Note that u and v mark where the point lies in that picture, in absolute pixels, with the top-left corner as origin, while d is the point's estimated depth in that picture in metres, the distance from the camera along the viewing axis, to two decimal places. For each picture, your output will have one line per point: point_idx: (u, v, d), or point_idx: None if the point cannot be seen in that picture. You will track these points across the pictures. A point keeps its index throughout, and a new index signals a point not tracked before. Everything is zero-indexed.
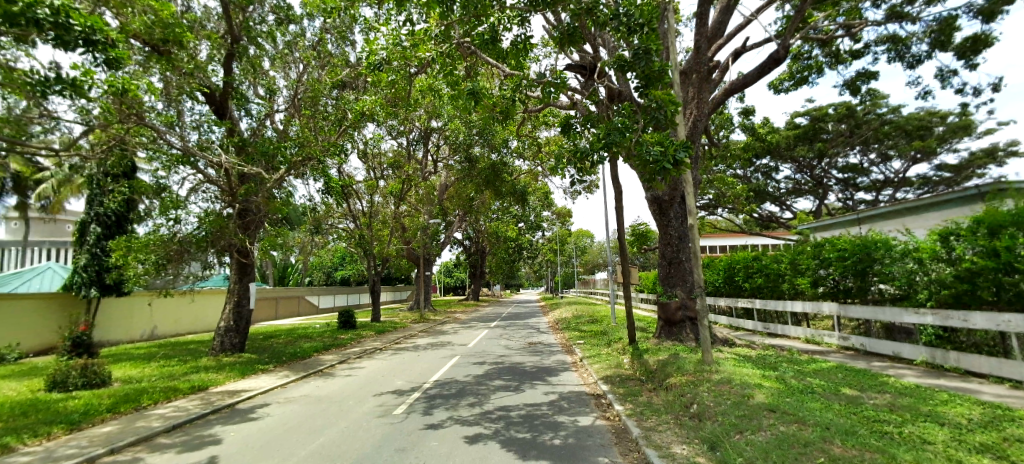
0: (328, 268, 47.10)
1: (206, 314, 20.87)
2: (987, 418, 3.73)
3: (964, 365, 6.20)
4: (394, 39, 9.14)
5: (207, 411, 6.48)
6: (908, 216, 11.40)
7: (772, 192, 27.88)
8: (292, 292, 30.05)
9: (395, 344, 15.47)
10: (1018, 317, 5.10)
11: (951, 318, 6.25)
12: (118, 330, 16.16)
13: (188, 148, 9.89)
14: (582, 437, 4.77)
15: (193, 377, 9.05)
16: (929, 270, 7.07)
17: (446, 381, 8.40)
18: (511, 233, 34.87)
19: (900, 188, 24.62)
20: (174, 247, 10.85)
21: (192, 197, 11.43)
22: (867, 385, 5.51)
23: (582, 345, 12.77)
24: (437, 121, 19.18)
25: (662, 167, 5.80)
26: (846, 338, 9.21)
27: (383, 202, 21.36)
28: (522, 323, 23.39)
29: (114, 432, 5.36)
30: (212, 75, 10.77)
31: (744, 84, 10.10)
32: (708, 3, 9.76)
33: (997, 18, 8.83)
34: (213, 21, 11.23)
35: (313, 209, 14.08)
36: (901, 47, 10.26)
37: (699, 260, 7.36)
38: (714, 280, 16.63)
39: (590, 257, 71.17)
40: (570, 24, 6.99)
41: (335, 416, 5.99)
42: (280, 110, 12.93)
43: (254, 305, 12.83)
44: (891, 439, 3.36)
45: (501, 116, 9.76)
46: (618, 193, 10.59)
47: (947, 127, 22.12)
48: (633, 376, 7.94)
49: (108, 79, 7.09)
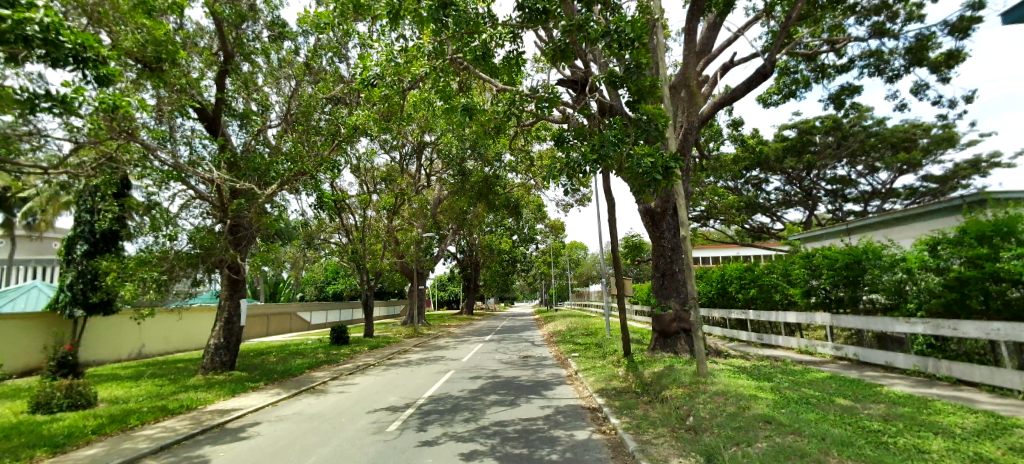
0: (320, 282, 46.96)
1: (196, 331, 20.54)
2: (981, 427, 3.75)
3: (955, 373, 6.25)
4: (387, 55, 9.37)
5: (196, 431, 6.34)
6: (897, 226, 11.61)
7: (763, 203, 28.22)
8: (283, 308, 29.65)
9: (388, 359, 15.27)
10: (1007, 326, 5.16)
11: (941, 327, 6.33)
12: (104, 349, 15.79)
13: (180, 164, 9.84)
14: (579, 452, 4.72)
15: (182, 396, 8.84)
16: (918, 280, 7.14)
17: (441, 397, 8.30)
18: (504, 245, 34.85)
19: (887, 199, 25.02)
20: (164, 263, 10.68)
21: (183, 213, 11.33)
22: (861, 395, 5.53)
23: (578, 358, 12.72)
24: (430, 136, 19.31)
25: (655, 177, 5.88)
26: (839, 348, 9.28)
27: (376, 216, 21.36)
28: (516, 337, 23.22)
29: (99, 454, 5.25)
30: (206, 90, 10.84)
31: (732, 98, 10.28)
32: (696, 19, 10.00)
33: (971, 34, 9.13)
34: (206, 37, 11.30)
35: (305, 224, 13.99)
36: (883, 63, 10.55)
37: (692, 272, 7.27)
38: (708, 292, 16.71)
39: (584, 269, 71.60)
40: (562, 41, 7.10)
41: (327, 435, 5.89)
42: (273, 125, 12.95)
43: (244, 322, 12.66)
44: (888, 448, 3.38)
45: (495, 130, 9.87)
46: (611, 205, 10.68)
47: (931, 139, 22.60)
48: (628, 389, 7.89)
49: (98, 97, 7.08)
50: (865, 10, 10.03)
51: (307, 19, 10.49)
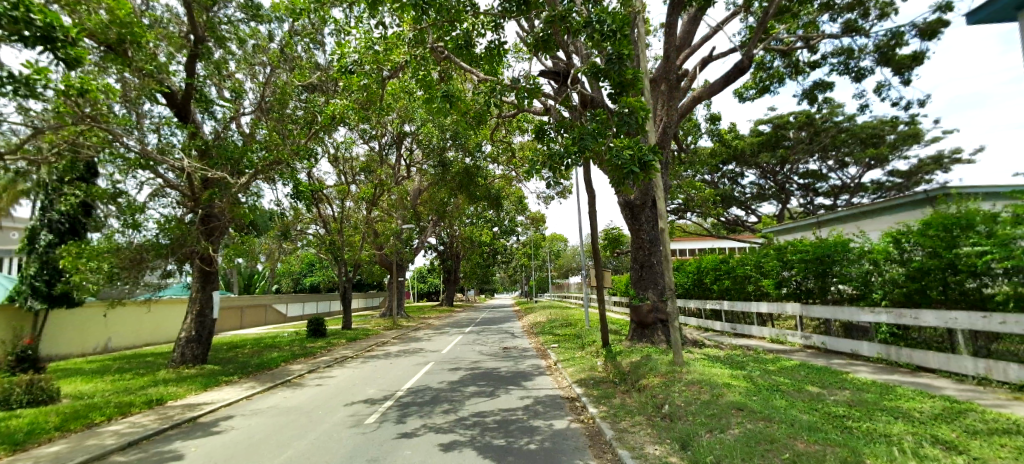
0: (297, 274, 46.22)
1: (166, 324, 19.97)
2: (937, 411, 3.95)
3: (915, 360, 6.56)
4: (367, 42, 9.12)
5: (166, 426, 6.19)
6: (864, 219, 11.98)
7: (738, 197, 28.78)
8: (258, 300, 29.00)
9: (366, 352, 15.14)
10: (964, 315, 5.45)
11: (903, 316, 6.62)
12: (70, 342, 15.29)
13: (147, 152, 9.49)
14: (557, 440, 4.79)
15: (150, 391, 8.59)
16: (883, 271, 7.40)
17: (420, 389, 8.28)
18: (485, 237, 34.79)
19: (855, 193, 25.86)
20: (131, 254, 10.26)
21: (152, 202, 10.94)
22: (829, 382, 5.75)
23: (557, 349, 12.85)
24: (410, 126, 19.00)
25: (633, 169, 5.91)
26: (808, 337, 9.61)
27: (355, 207, 20.97)
28: (495, 328, 23.19)
29: (63, 451, 5.08)
30: (175, 75, 10.46)
31: (710, 93, 10.43)
32: (676, 13, 10.06)
33: (936, 37, 9.46)
34: (175, 22, 10.89)
35: (280, 215, 13.65)
36: (854, 60, 10.82)
37: (669, 263, 7.29)
38: (684, 283, 17.02)
39: (565, 261, 72.16)
40: (544, 31, 7.04)
41: (304, 427, 5.84)
42: (247, 113, 12.55)
43: (217, 315, 12.35)
44: (851, 432, 3.53)
45: (476, 121, 9.81)
46: (592, 199, 10.76)
47: (897, 136, 23.33)
48: (606, 379, 8.03)
49: (64, 80, 6.83)
50: (839, 7, 10.26)
51: (283, 4, 10.18)
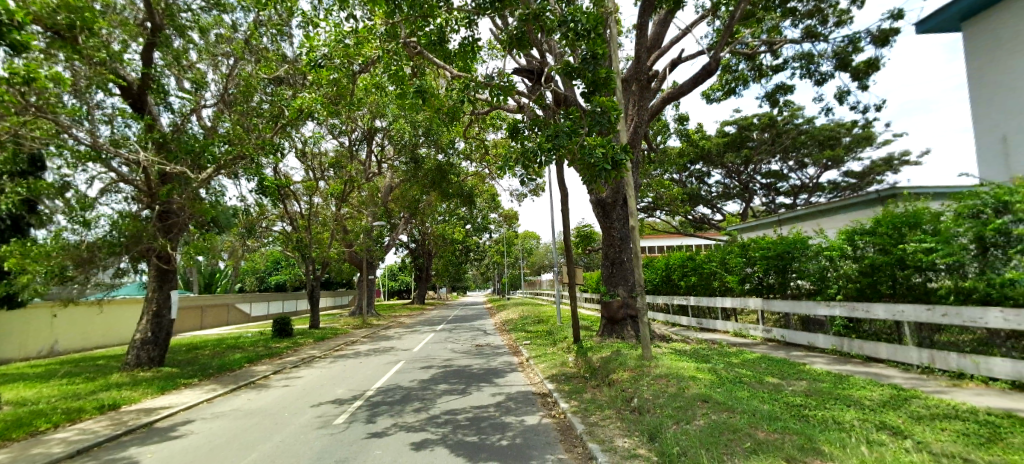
0: (262, 272, 44.74)
1: (121, 326, 19.00)
2: (885, 398, 4.19)
3: (866, 351, 6.94)
4: (336, 36, 8.93)
5: (120, 432, 5.89)
6: (821, 217, 12.55)
7: (705, 196, 29.63)
8: (219, 300, 27.92)
9: (335, 351, 14.83)
10: (911, 307, 5.78)
11: (856, 309, 6.98)
12: (13, 346, 14.35)
13: (100, 145, 8.98)
14: (529, 436, 4.82)
15: (102, 396, 8.16)
16: (838, 267, 7.78)
17: (390, 388, 8.18)
18: (457, 235, 34.59)
19: (814, 193, 27.05)
20: (80, 252, 9.71)
21: (104, 198, 10.38)
22: (787, 373, 6.00)
23: (529, 345, 12.93)
24: (381, 121, 18.68)
25: (604, 168, 5.99)
26: (769, 331, 10.01)
27: (324, 204, 20.46)
28: (467, 326, 23.15)
29: (4, 462, 4.76)
30: (130, 64, 9.93)
31: (679, 93, 10.67)
32: (648, 14, 10.22)
33: (888, 45, 9.99)
34: (130, 7, 10.32)
35: (244, 212, 13.19)
36: (813, 65, 11.29)
37: (639, 261, 7.43)
38: (653, 279, 17.42)
39: (538, 258, 72.63)
40: (517, 28, 7.03)
41: (270, 430, 5.68)
42: (209, 105, 12.04)
43: (176, 315, 11.84)
44: (808, 421, 3.69)
45: (448, 117, 9.72)
46: (564, 196, 10.85)
47: (852, 138, 24.51)
48: (578, 374, 8.13)
49: (7, 66, 6.39)
50: (801, 13, 10.67)
51: None
